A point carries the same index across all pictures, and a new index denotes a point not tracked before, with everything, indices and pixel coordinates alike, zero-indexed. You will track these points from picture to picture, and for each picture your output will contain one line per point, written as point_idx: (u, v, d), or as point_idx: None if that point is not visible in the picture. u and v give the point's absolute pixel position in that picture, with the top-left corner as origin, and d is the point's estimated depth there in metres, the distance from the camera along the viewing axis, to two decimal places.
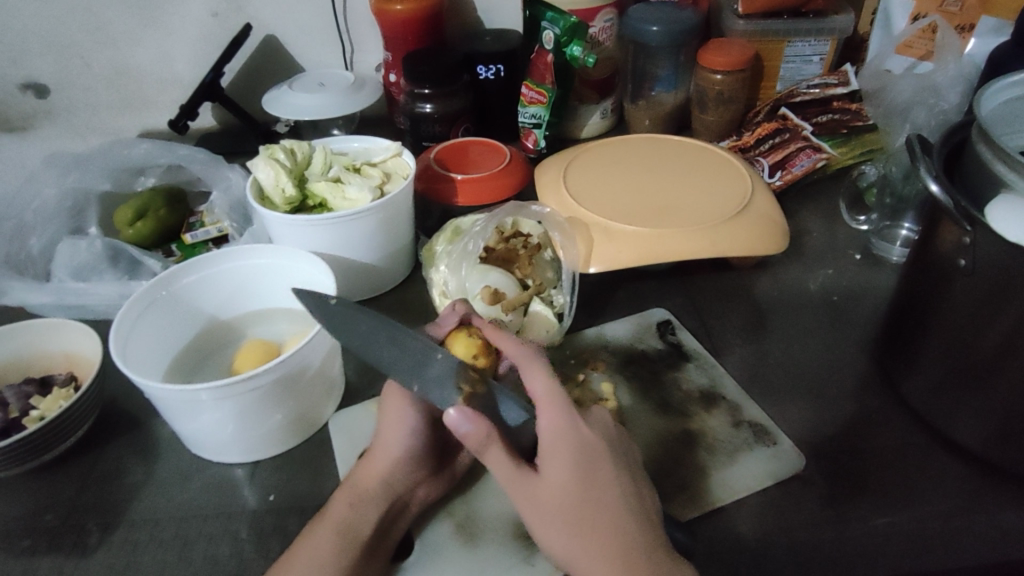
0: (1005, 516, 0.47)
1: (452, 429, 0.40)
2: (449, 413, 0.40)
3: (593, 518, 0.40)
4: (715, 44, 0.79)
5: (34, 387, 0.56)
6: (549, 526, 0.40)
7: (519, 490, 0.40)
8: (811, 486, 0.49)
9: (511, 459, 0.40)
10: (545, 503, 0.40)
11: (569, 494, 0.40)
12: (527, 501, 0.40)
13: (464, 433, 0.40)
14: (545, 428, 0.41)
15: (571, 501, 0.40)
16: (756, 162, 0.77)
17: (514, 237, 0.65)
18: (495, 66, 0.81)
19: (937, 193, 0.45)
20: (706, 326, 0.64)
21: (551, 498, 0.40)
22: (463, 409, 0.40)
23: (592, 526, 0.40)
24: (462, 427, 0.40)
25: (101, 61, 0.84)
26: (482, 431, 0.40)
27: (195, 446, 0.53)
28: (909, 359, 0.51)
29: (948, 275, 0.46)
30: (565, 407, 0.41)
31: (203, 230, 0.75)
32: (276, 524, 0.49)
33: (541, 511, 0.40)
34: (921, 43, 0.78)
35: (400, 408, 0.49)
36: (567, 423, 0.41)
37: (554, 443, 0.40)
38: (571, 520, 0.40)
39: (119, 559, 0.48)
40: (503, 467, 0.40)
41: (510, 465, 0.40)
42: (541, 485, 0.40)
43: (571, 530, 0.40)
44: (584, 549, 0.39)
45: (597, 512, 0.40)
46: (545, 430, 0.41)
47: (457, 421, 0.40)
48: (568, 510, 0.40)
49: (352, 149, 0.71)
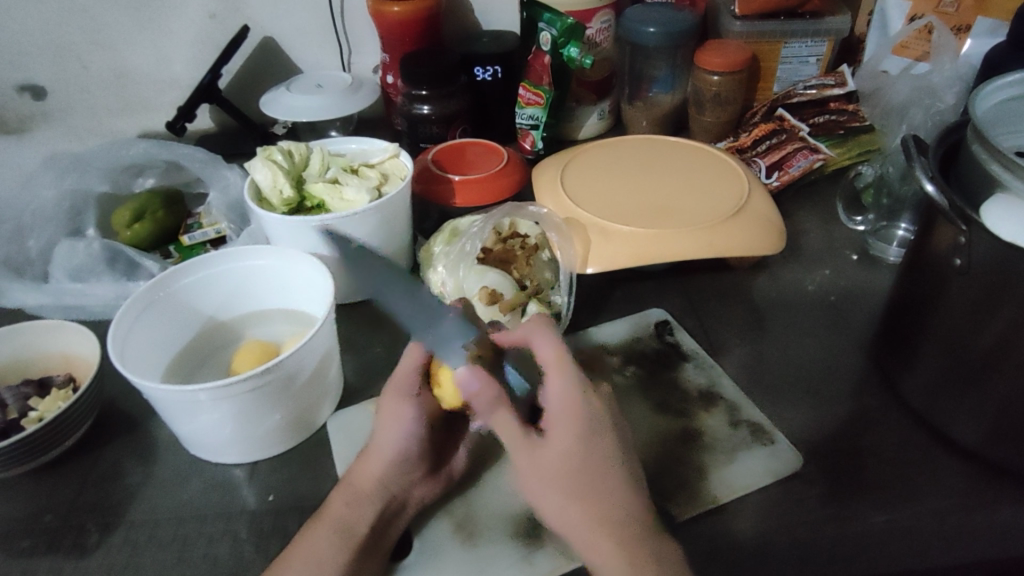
0: (1004, 513, 0.47)
1: (462, 388, 0.43)
2: (460, 370, 0.42)
3: (594, 490, 0.40)
4: (711, 45, 0.80)
5: (32, 388, 0.56)
6: (547, 492, 0.41)
7: (524, 452, 0.42)
8: (811, 484, 0.49)
9: (516, 421, 0.42)
10: (550, 468, 0.41)
11: (571, 463, 0.40)
12: (529, 464, 0.41)
13: (474, 392, 0.42)
14: (552, 392, 0.42)
15: (571, 470, 0.40)
16: (754, 163, 0.77)
17: (512, 238, 0.65)
18: (492, 68, 0.82)
19: (932, 192, 0.45)
20: (703, 326, 0.64)
21: (552, 463, 0.41)
22: (473, 368, 0.42)
23: (591, 497, 0.40)
24: (469, 386, 0.42)
25: (99, 63, 0.84)
26: (490, 391, 0.42)
27: (194, 447, 0.53)
28: (907, 358, 0.51)
29: (945, 273, 0.46)
30: (572, 375, 0.42)
31: (200, 232, 0.75)
32: (275, 524, 0.49)
33: (541, 475, 0.41)
34: (917, 44, 0.79)
35: (399, 404, 0.49)
36: (573, 387, 0.41)
37: (559, 409, 0.41)
38: (569, 488, 0.40)
39: (117, 560, 0.48)
40: (509, 429, 0.42)
41: (517, 427, 0.42)
42: (543, 451, 0.41)
43: (570, 499, 0.40)
44: (582, 518, 0.40)
45: (598, 487, 0.40)
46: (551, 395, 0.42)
47: (466, 380, 0.42)
48: (567, 478, 0.40)
49: (350, 151, 0.71)
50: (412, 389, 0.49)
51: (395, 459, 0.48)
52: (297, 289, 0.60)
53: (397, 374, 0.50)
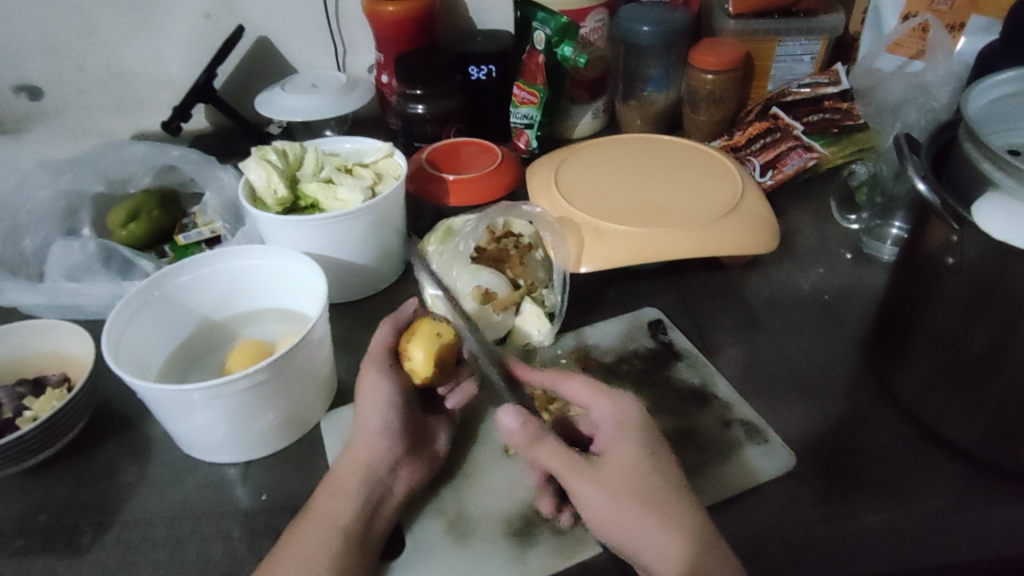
0: (996, 512, 0.47)
1: (506, 431, 0.45)
2: (502, 412, 0.44)
3: (660, 497, 0.42)
4: (706, 43, 0.80)
5: (27, 388, 0.56)
6: (616, 507, 0.42)
7: (584, 475, 0.44)
8: (805, 483, 0.49)
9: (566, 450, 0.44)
10: (613, 483, 0.43)
11: (636, 472, 0.43)
12: (596, 485, 0.43)
13: (518, 431, 0.44)
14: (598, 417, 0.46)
15: (636, 480, 0.43)
16: (747, 162, 0.77)
17: (506, 237, 0.66)
18: (487, 67, 0.82)
19: (924, 191, 0.45)
20: (697, 325, 0.64)
21: (616, 478, 0.43)
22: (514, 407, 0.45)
23: (661, 504, 0.42)
24: (514, 425, 0.44)
25: (94, 63, 0.84)
26: (532, 429, 0.44)
27: (188, 446, 0.53)
28: (900, 359, 0.52)
29: (936, 272, 0.46)
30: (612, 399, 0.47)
31: (195, 231, 0.75)
32: (268, 523, 0.50)
33: (610, 491, 0.43)
34: (911, 42, 0.79)
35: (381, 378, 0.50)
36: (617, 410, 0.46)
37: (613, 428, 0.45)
38: (637, 497, 0.42)
39: (111, 558, 0.48)
40: (561, 458, 0.44)
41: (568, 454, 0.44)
42: (606, 466, 0.44)
43: (638, 509, 0.42)
44: (654, 525, 0.42)
45: (663, 491, 0.43)
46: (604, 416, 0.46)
47: (512, 418, 0.44)
48: (636, 489, 0.43)
49: (344, 150, 0.71)
50: (388, 360, 0.51)
51: (381, 437, 0.49)
52: (291, 288, 0.60)
53: (373, 349, 0.51)
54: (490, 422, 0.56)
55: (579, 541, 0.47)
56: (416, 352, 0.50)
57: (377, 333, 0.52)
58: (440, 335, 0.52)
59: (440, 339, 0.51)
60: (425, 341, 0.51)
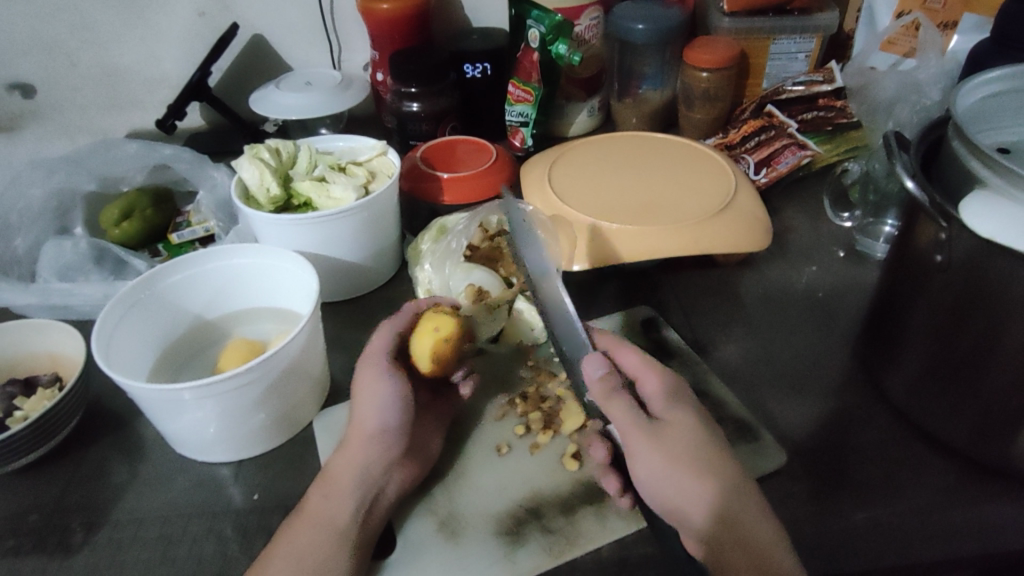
0: (984, 509, 0.47)
1: (588, 375, 0.47)
2: (588, 358, 0.47)
3: (712, 465, 0.44)
4: (701, 41, 0.80)
5: (19, 388, 0.56)
6: (674, 471, 0.43)
7: (647, 437, 0.45)
8: (794, 480, 0.49)
9: (635, 410, 0.45)
10: (674, 447, 0.44)
11: (695, 439, 0.45)
12: (657, 448, 0.44)
13: (598, 377, 0.47)
14: (653, 388, 0.48)
15: (694, 445, 0.44)
16: (741, 160, 0.77)
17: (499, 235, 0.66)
18: (482, 65, 0.82)
19: (914, 189, 0.45)
20: (689, 323, 0.64)
21: (677, 441, 0.44)
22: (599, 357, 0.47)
23: (714, 472, 0.43)
24: (597, 372, 0.47)
25: (88, 61, 0.84)
26: (611, 381, 0.46)
27: (180, 446, 0.53)
28: (890, 356, 0.51)
29: (926, 270, 0.46)
30: (667, 374, 0.48)
31: (189, 230, 0.75)
32: (260, 522, 0.50)
33: (669, 454, 0.44)
34: (904, 40, 0.79)
35: (374, 377, 0.50)
36: (672, 383, 0.48)
37: (670, 397, 0.47)
38: (698, 463, 0.44)
39: (103, 558, 0.48)
40: (630, 416, 0.45)
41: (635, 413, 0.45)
42: (665, 432, 0.45)
43: (694, 476, 0.43)
44: (706, 493, 0.43)
45: (716, 461, 0.44)
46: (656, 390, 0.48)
47: (595, 365, 0.47)
48: (693, 456, 0.44)
49: (337, 149, 0.71)
50: (388, 363, 0.50)
51: (377, 439, 0.48)
52: (284, 288, 0.60)
53: (372, 352, 0.51)
54: (485, 419, 0.56)
55: (567, 539, 0.47)
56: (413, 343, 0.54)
57: (375, 337, 0.52)
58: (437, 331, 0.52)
59: (437, 335, 0.52)
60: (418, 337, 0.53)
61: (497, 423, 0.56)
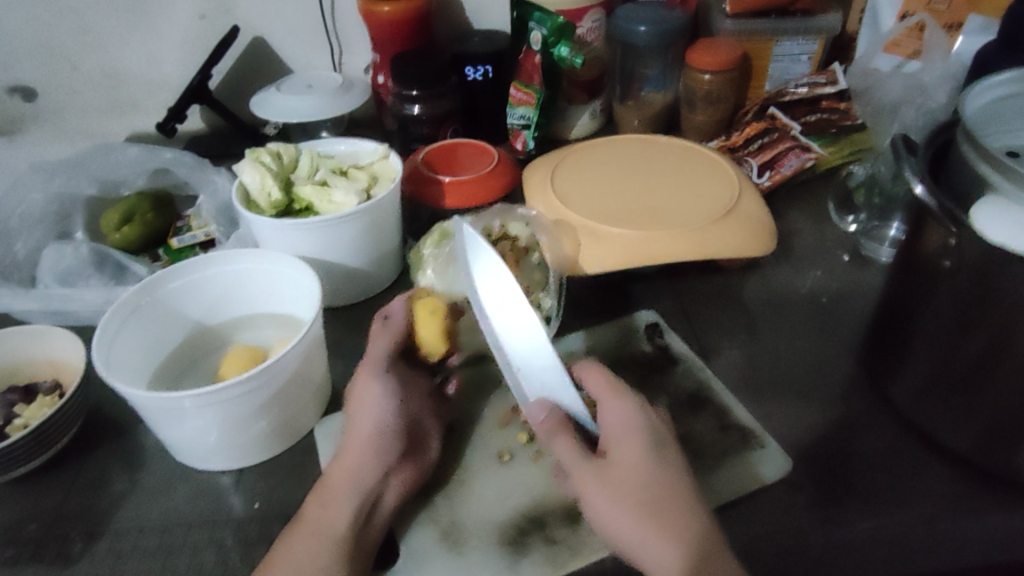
0: (994, 519, 0.47)
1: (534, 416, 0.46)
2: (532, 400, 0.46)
3: (663, 507, 0.42)
4: (703, 43, 0.79)
5: (17, 395, 0.55)
6: (619, 513, 0.42)
7: (590, 478, 0.43)
8: (800, 488, 0.49)
9: (578, 448, 0.44)
10: (621, 487, 0.42)
11: (642, 476, 0.43)
12: (599, 489, 0.43)
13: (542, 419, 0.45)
14: (608, 417, 0.45)
15: (643, 485, 0.42)
16: (745, 163, 0.76)
17: (502, 239, 0.63)
18: (484, 67, 0.81)
19: (922, 194, 0.44)
20: (693, 328, 0.63)
21: (622, 482, 0.42)
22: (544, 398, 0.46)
23: (664, 516, 0.41)
24: (540, 415, 0.45)
25: (88, 65, 0.83)
26: (557, 418, 0.45)
27: (181, 454, 0.52)
28: (896, 363, 0.51)
29: (934, 275, 0.45)
30: (624, 402, 0.46)
31: (190, 234, 0.74)
32: (261, 532, 0.49)
33: (612, 491, 0.42)
34: (909, 41, 0.78)
35: (371, 381, 0.50)
36: (630, 412, 0.45)
37: (624, 429, 0.44)
38: (645, 506, 0.42)
39: (103, 568, 0.48)
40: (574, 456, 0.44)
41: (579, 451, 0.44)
42: (610, 468, 0.43)
43: (640, 517, 0.41)
44: (648, 537, 0.41)
45: (669, 505, 0.42)
46: (614, 419, 0.45)
47: (538, 408, 0.46)
48: (641, 497, 0.42)
49: (339, 152, 0.71)
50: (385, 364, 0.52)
51: (376, 452, 0.48)
52: (284, 293, 0.60)
53: (370, 355, 0.52)
54: (488, 426, 0.56)
55: (571, 550, 0.47)
56: (421, 335, 0.55)
57: (373, 341, 0.53)
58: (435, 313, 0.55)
59: (438, 316, 0.55)
60: (431, 328, 0.55)
61: (501, 430, 0.55)
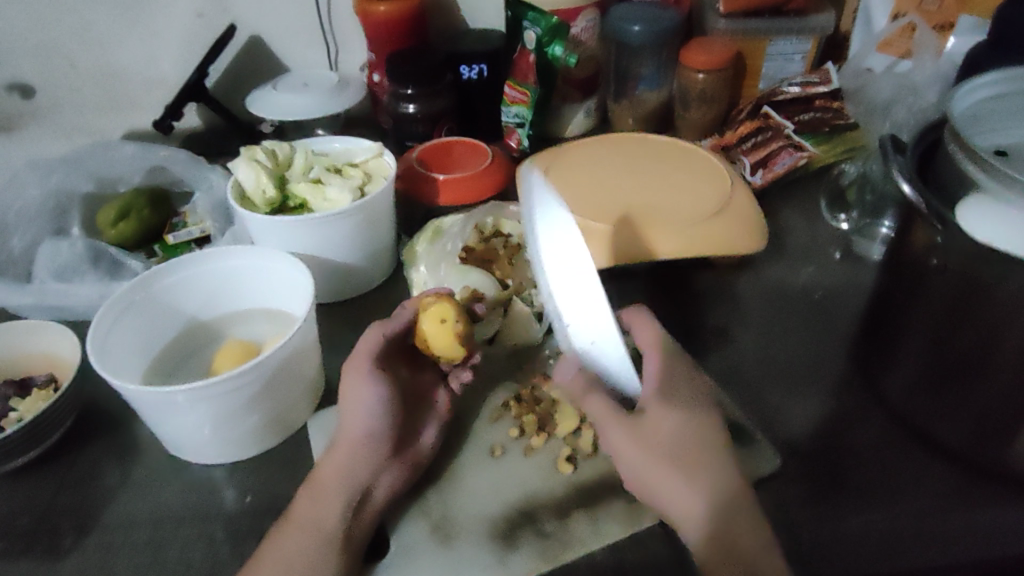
0: (987, 515, 0.47)
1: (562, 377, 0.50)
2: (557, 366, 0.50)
3: (694, 455, 0.45)
4: (696, 42, 0.80)
5: (12, 388, 0.56)
6: (654, 460, 0.45)
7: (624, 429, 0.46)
8: (791, 484, 0.49)
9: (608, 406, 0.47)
10: (659, 440, 0.45)
11: (677, 431, 0.46)
12: (633, 440, 0.46)
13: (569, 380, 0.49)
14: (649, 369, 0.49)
15: (681, 437, 0.46)
16: (738, 161, 0.77)
17: (494, 237, 0.67)
18: (478, 66, 0.82)
19: (909, 193, 0.45)
20: (686, 325, 0.64)
21: (659, 435, 0.46)
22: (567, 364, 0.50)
23: (697, 466, 0.45)
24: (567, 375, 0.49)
25: (85, 62, 0.84)
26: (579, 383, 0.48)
27: (172, 447, 0.53)
28: (888, 358, 0.52)
29: (922, 272, 0.46)
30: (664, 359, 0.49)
31: (185, 231, 0.75)
32: (252, 525, 0.50)
33: (650, 451, 0.45)
34: (900, 41, 0.80)
35: (361, 383, 0.49)
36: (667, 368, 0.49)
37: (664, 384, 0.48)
38: (679, 458, 0.45)
39: (93, 562, 0.48)
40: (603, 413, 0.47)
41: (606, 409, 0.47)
42: (644, 429, 0.46)
43: (674, 468, 0.45)
44: (681, 484, 0.44)
45: (699, 457, 0.45)
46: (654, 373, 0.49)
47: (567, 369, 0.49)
48: (678, 450, 0.45)
49: (333, 149, 0.71)
50: (373, 365, 0.50)
51: (365, 443, 0.48)
52: (279, 288, 0.60)
53: (357, 353, 0.51)
54: (477, 423, 0.56)
55: (563, 544, 0.47)
56: (432, 343, 0.52)
57: (367, 334, 0.52)
58: (444, 321, 0.52)
59: (449, 322, 0.52)
60: (440, 335, 0.52)
61: (494, 425, 0.56)
